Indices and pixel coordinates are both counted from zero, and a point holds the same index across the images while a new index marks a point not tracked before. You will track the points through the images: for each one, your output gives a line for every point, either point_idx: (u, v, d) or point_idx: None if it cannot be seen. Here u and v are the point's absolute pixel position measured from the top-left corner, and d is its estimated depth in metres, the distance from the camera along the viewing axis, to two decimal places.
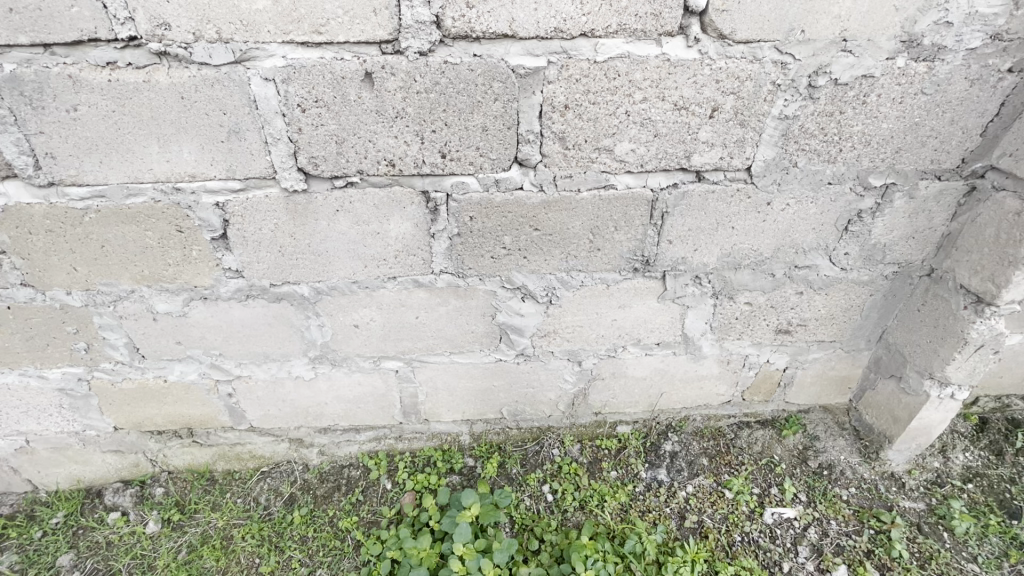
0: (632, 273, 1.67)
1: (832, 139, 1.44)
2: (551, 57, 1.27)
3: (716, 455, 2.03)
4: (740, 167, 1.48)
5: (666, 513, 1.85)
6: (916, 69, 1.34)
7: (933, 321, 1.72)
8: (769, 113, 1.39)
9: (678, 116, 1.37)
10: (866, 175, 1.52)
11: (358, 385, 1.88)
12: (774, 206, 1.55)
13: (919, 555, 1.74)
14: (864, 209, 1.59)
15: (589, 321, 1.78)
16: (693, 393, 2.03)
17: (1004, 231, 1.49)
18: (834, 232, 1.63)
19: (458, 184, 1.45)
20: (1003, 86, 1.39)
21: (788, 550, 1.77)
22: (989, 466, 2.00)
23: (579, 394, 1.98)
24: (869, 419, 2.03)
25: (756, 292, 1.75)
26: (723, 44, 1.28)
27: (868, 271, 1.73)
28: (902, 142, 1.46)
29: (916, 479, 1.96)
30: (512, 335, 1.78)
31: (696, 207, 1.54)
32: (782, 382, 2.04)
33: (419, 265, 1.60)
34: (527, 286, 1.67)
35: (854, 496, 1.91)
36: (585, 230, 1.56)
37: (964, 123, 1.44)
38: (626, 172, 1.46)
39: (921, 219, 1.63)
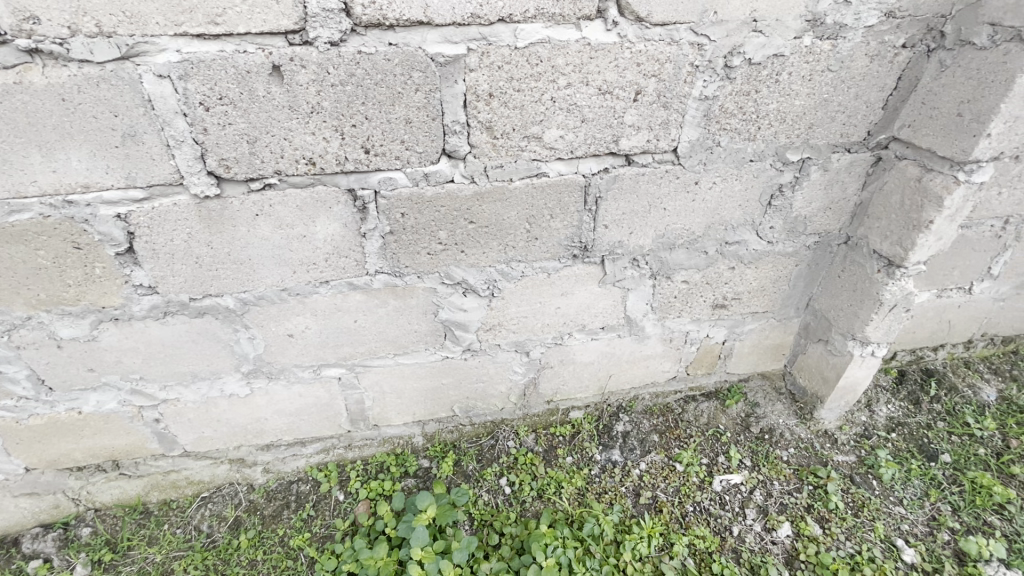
0: (572, 260, 1.67)
1: (750, 118, 1.49)
2: (470, 44, 1.24)
3: (665, 430, 2.09)
4: (667, 149, 1.50)
5: (621, 492, 1.89)
6: (821, 47, 1.40)
7: (852, 285, 1.83)
8: (690, 94, 1.42)
9: (604, 100, 1.37)
10: (784, 151, 1.58)
11: (300, 397, 1.79)
12: (702, 185, 1.60)
13: (853, 504, 1.87)
14: (784, 183, 1.66)
15: (533, 311, 1.77)
16: (640, 372, 2.08)
17: (908, 197, 1.59)
18: (759, 207, 1.70)
19: (386, 180, 1.39)
20: (899, 61, 1.48)
21: (737, 514, 1.84)
22: (909, 415, 2.18)
23: (530, 384, 1.98)
24: (802, 382, 2.14)
25: (691, 270, 1.80)
26: (641, 26, 1.29)
27: (792, 243, 1.82)
28: (814, 118, 1.53)
29: (847, 433, 2.09)
30: (457, 331, 1.75)
31: (628, 190, 1.55)
32: (722, 354, 2.12)
33: (352, 267, 1.53)
34: (468, 280, 1.64)
35: (794, 456, 2.01)
36: (521, 220, 1.54)
37: (867, 97, 1.53)
38: (557, 159, 1.46)
39: (835, 190, 1.72)
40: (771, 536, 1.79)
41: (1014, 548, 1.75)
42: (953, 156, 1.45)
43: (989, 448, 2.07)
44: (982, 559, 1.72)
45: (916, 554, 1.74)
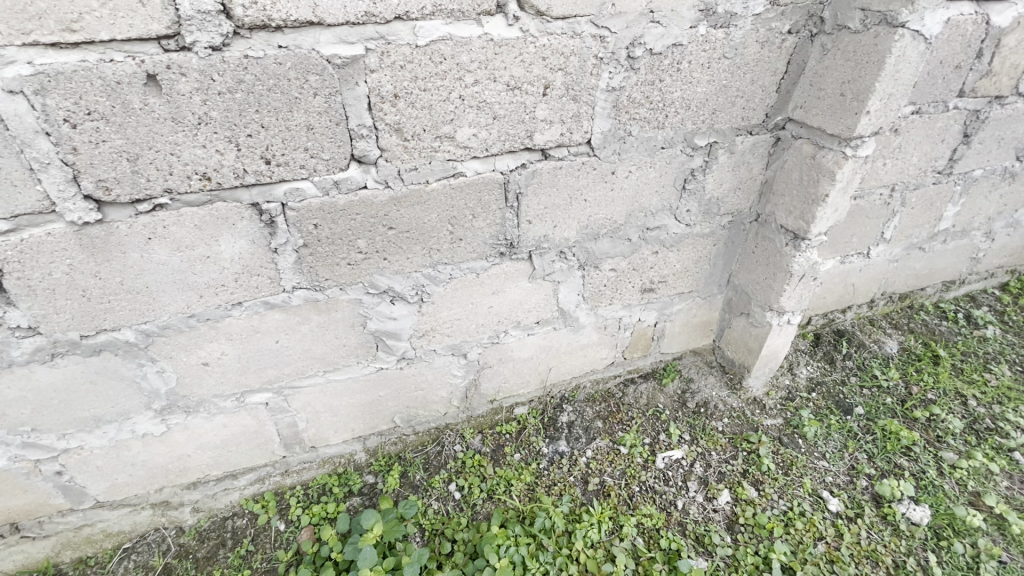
0: (499, 258, 1.66)
1: (657, 107, 1.54)
2: (367, 44, 1.18)
3: (608, 416, 2.14)
4: (581, 141, 1.52)
5: (570, 481, 1.91)
6: (716, 36, 1.46)
7: (765, 259, 1.94)
8: (597, 87, 1.44)
9: (513, 96, 1.36)
10: (692, 136, 1.64)
11: (224, 428, 1.68)
12: (619, 174, 1.63)
13: (783, 464, 1.99)
14: (696, 167, 1.73)
15: (465, 312, 1.75)
16: (579, 362, 2.11)
17: (806, 174, 1.70)
18: (675, 192, 1.76)
19: (293, 191, 1.32)
20: (787, 47, 1.57)
21: (680, 488, 1.92)
22: (825, 375, 2.35)
23: (471, 386, 1.96)
24: (730, 354, 2.26)
25: (617, 258, 1.84)
26: (543, 20, 1.28)
27: (708, 224, 1.90)
28: (716, 104, 1.60)
29: (773, 398, 2.23)
30: (389, 340, 1.70)
31: (548, 184, 1.56)
32: (655, 335, 2.19)
33: (267, 285, 1.44)
34: (394, 287, 1.59)
35: (728, 426, 2.12)
36: (443, 222, 1.51)
37: (762, 82, 1.61)
38: (472, 158, 1.43)
39: (742, 171, 1.81)
40: (712, 505, 1.87)
41: (921, 485, 1.93)
42: (840, 134, 1.56)
43: (894, 397, 2.27)
44: (895, 499, 1.88)
45: (840, 503, 1.87)
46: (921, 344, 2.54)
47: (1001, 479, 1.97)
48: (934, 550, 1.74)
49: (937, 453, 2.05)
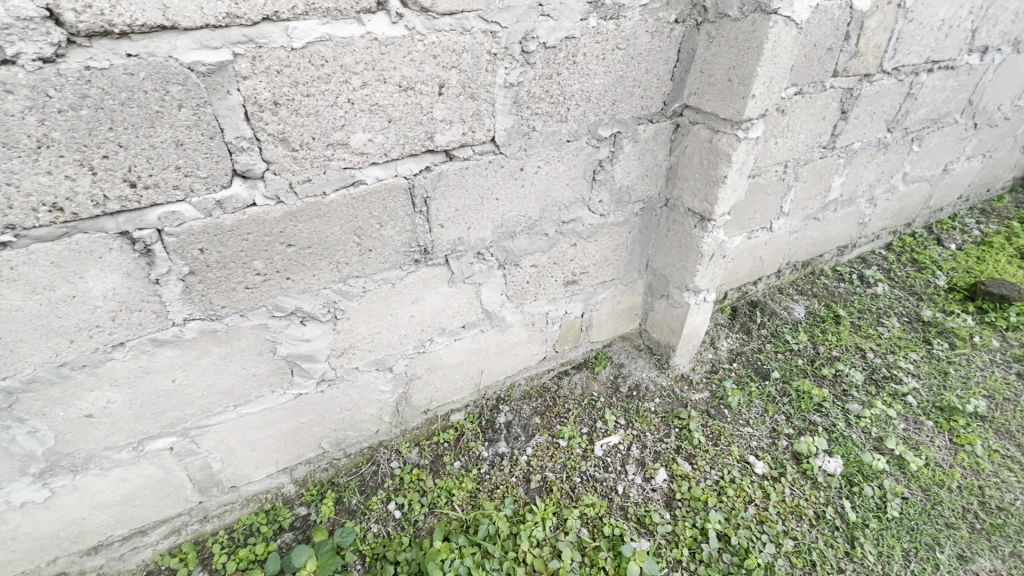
0: (414, 265, 1.60)
1: (558, 100, 1.53)
2: (235, 48, 1.08)
3: (545, 411, 2.14)
4: (484, 139, 1.48)
5: (512, 482, 1.89)
6: (607, 27, 1.47)
7: (678, 242, 2.01)
8: (494, 83, 1.41)
9: (406, 97, 1.30)
10: (595, 128, 1.66)
11: (124, 482, 1.50)
12: (528, 170, 1.61)
13: (712, 435, 2.08)
14: (603, 158, 1.75)
15: (386, 325, 1.67)
16: (511, 361, 2.09)
17: (705, 157, 1.77)
18: (586, 183, 1.77)
19: (168, 214, 1.19)
20: (676, 36, 1.61)
21: (620, 472, 1.95)
22: (743, 345, 2.49)
23: (401, 400, 1.89)
24: (655, 335, 2.32)
25: (537, 254, 1.84)
26: (428, 17, 1.23)
27: (622, 212, 1.94)
28: (615, 94, 1.62)
29: (699, 373, 2.33)
30: (304, 364, 1.59)
31: (455, 186, 1.51)
32: (583, 326, 2.21)
33: (152, 320, 1.30)
34: (303, 307, 1.49)
35: (660, 405, 2.19)
36: (347, 234, 1.43)
37: (656, 71, 1.65)
38: (371, 164, 1.36)
39: (648, 158, 1.85)
40: (651, 485, 1.92)
41: (832, 437, 2.09)
42: (731, 117, 1.63)
43: (804, 358, 2.45)
44: (812, 454, 2.02)
45: (765, 465, 1.98)
46: (824, 306, 2.75)
47: (898, 422, 2.17)
48: (848, 496, 1.89)
49: (844, 406, 2.22)
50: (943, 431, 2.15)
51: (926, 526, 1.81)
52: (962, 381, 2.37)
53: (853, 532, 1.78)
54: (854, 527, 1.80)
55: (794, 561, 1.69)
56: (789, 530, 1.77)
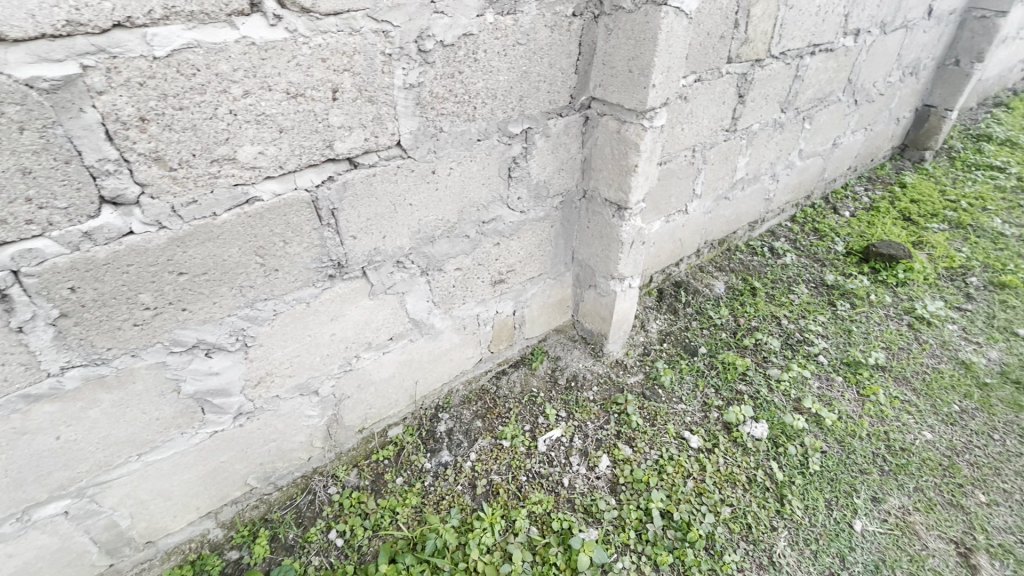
0: (329, 280, 1.51)
1: (463, 99, 1.50)
2: (83, 60, 0.96)
3: (486, 413, 2.12)
4: (389, 144, 1.42)
5: (458, 490, 1.86)
6: (504, 23, 1.45)
7: (598, 232, 2.04)
8: (393, 85, 1.34)
9: (297, 104, 1.22)
10: (505, 125, 1.64)
11: (10, 559, 1.31)
12: (440, 172, 1.57)
13: (649, 416, 2.14)
14: (516, 155, 1.74)
15: (304, 347, 1.57)
16: (446, 367, 2.05)
17: (615, 148, 1.80)
18: (502, 181, 1.76)
19: (24, 253, 1.04)
20: (575, 29, 1.62)
21: (565, 465, 1.97)
22: (672, 325, 2.59)
23: (331, 423, 1.79)
24: (587, 325, 2.36)
25: (460, 257, 1.80)
26: (311, 18, 1.15)
27: (542, 207, 1.94)
28: (521, 90, 1.61)
29: (632, 357, 2.40)
30: (216, 399, 1.47)
31: (364, 195, 1.44)
32: (516, 324, 2.20)
33: (21, 374, 1.14)
34: (206, 339, 1.37)
35: (598, 393, 2.23)
36: (248, 255, 1.32)
37: (560, 65, 1.66)
38: (266, 179, 1.26)
39: (562, 152, 1.86)
40: (595, 473, 1.94)
41: (757, 404, 2.22)
42: (635, 108, 1.67)
43: (727, 331, 2.58)
44: (741, 421, 2.13)
45: (699, 438, 2.07)
46: (741, 280, 2.92)
47: (813, 381, 2.34)
48: (775, 457, 2.01)
49: (765, 372, 2.37)
50: (851, 384, 2.34)
51: (844, 475, 1.96)
52: (863, 337, 2.60)
53: (782, 490, 1.89)
54: (782, 485, 1.92)
55: (732, 526, 1.78)
56: (725, 498, 1.86)
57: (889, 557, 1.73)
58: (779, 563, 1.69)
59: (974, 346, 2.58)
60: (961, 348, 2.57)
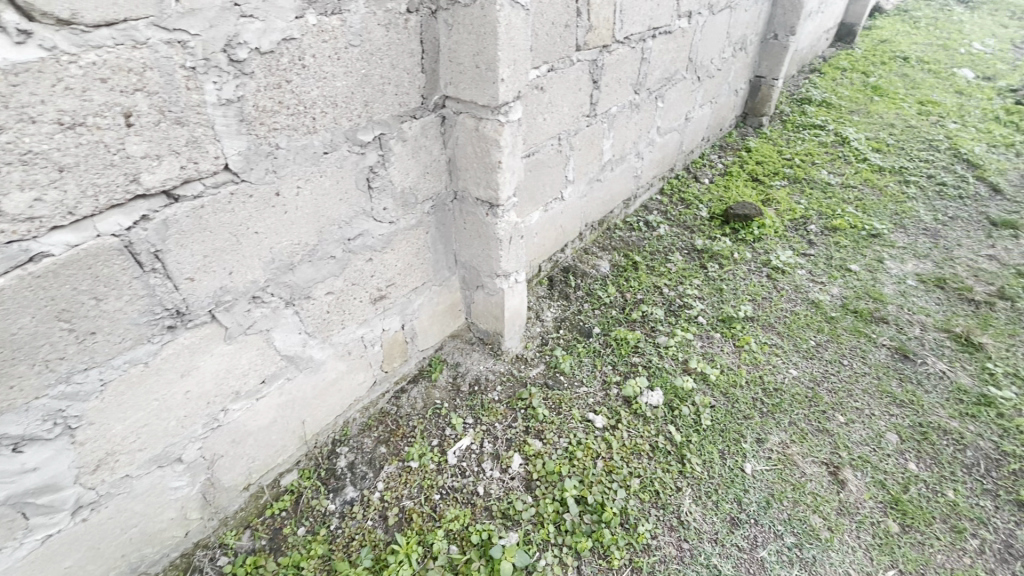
0: (169, 332, 1.31)
1: (298, 111, 1.36)
2: None
3: (389, 436, 2.01)
4: (215, 169, 1.25)
5: (368, 526, 1.74)
6: (330, 24, 1.32)
7: (475, 232, 1.99)
8: (206, 102, 1.18)
9: (78, 136, 1.01)
10: (354, 134, 1.52)
11: None
12: (286, 193, 1.42)
13: (554, 405, 2.17)
14: (373, 164, 1.62)
15: (153, 413, 1.36)
16: (337, 397, 1.90)
17: (477, 146, 1.76)
18: (362, 194, 1.64)
19: None
20: (413, 26, 1.54)
21: (478, 473, 1.92)
22: (565, 311, 2.65)
23: (207, 488, 1.58)
24: (482, 326, 2.32)
25: (330, 280, 1.66)
26: (74, 31, 0.96)
27: (412, 215, 1.85)
28: (364, 95, 1.50)
29: (531, 349, 2.41)
30: (41, 498, 1.21)
31: (194, 230, 1.26)
32: (407, 338, 2.10)
33: None
34: (9, 432, 1.12)
35: (503, 392, 2.21)
36: (48, 323, 1.10)
37: (404, 65, 1.57)
38: (54, 229, 1.04)
39: (423, 156, 1.78)
40: (509, 474, 1.92)
41: (651, 373, 2.34)
42: (488, 104, 1.63)
43: (617, 308, 2.69)
44: (638, 393, 2.23)
45: (603, 417, 2.13)
46: (623, 256, 3.06)
47: (696, 342, 2.52)
48: (672, 421, 2.13)
49: (655, 341, 2.50)
50: (728, 338, 2.56)
51: (731, 424, 2.13)
52: (733, 293, 2.85)
53: (682, 451, 2.01)
54: (681, 446, 2.03)
55: (642, 497, 1.85)
56: (633, 470, 1.93)
57: (776, 490, 1.92)
58: (687, 521, 1.80)
59: (820, 286, 2.94)
60: (810, 289, 2.92)
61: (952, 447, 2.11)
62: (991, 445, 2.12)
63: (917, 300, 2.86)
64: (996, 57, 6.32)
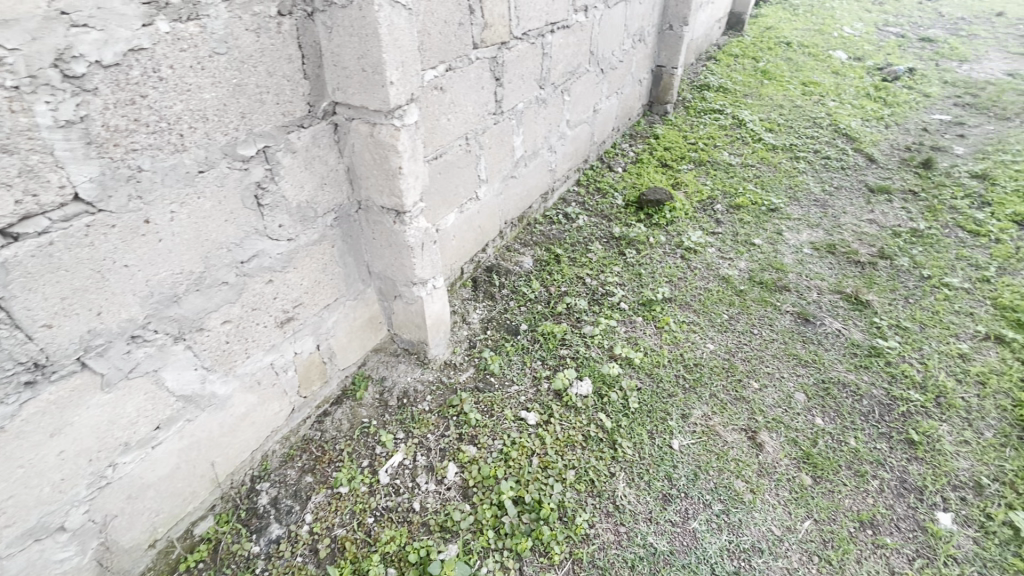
0: (28, 389, 1.15)
1: (160, 128, 1.23)
2: None
3: (315, 464, 1.90)
4: (62, 200, 1.11)
5: (298, 563, 1.63)
6: (187, 31, 1.21)
7: (385, 242, 1.92)
8: (40, 126, 1.04)
9: None
10: (233, 149, 1.41)
11: None
12: (158, 219, 1.29)
13: (486, 408, 2.14)
14: (261, 179, 1.51)
15: (19, 482, 1.19)
16: (250, 431, 1.77)
17: (374, 153, 1.69)
18: (252, 212, 1.52)
19: None
20: (288, 30, 1.44)
21: (412, 489, 1.86)
22: (491, 311, 2.63)
23: (102, 554, 1.42)
24: (405, 336, 2.25)
25: (225, 307, 1.54)
26: None
27: (314, 230, 1.75)
28: (240, 106, 1.39)
29: (459, 354, 2.37)
30: None
31: (44, 270, 1.11)
32: (324, 358, 2.00)
33: None
34: None
35: (433, 402, 2.16)
36: None
37: (283, 72, 1.47)
38: None
39: (318, 166, 1.68)
40: (444, 485, 1.88)
41: (579, 363, 2.37)
42: (380, 108, 1.57)
43: (542, 302, 2.71)
44: (568, 385, 2.26)
45: (536, 413, 2.13)
46: (545, 250, 3.09)
47: (619, 327, 2.59)
48: (602, 408, 2.18)
49: (581, 332, 2.54)
50: (649, 321, 2.65)
51: (657, 404, 2.21)
52: (651, 276, 2.95)
53: (613, 437, 2.06)
54: (612, 432, 2.08)
55: (578, 488, 1.88)
56: (568, 463, 1.96)
57: (702, 462, 2.01)
58: (622, 505, 1.84)
59: (729, 261, 3.13)
60: (720, 265, 3.09)
61: (851, 398, 2.32)
62: (883, 392, 2.34)
63: (813, 266, 3.11)
64: (863, 39, 6.99)
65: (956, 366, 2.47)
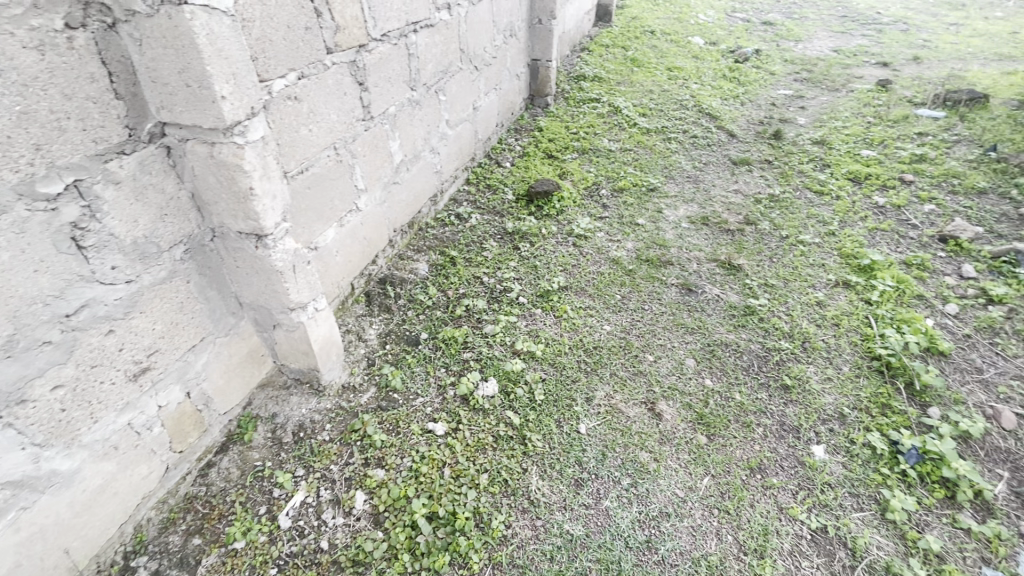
0: None
1: None
2: None
3: (202, 523, 1.71)
4: None
5: None
6: None
7: (251, 270, 1.76)
8: None
9: None
10: (31, 187, 1.21)
11: None
12: None
13: (391, 427, 2.06)
14: (77, 219, 1.32)
15: None
16: (113, 504, 1.55)
17: (218, 175, 1.54)
18: (72, 257, 1.32)
19: None
20: (86, 45, 1.26)
21: (319, 527, 1.74)
22: (388, 324, 2.54)
23: None
24: (294, 366, 2.10)
25: (53, 370, 1.33)
26: None
27: (160, 267, 1.56)
28: (32, 137, 1.19)
29: (357, 375, 2.26)
30: None
31: None
32: (198, 406, 1.80)
33: None
34: None
35: (333, 430, 2.03)
36: None
37: (86, 94, 1.28)
38: None
39: (152, 196, 1.50)
40: (353, 515, 1.78)
41: (483, 364, 2.36)
42: (215, 126, 1.43)
43: (441, 307, 2.66)
44: (474, 388, 2.24)
45: (443, 423, 2.09)
46: (440, 254, 3.04)
47: (520, 322, 2.61)
48: (509, 405, 2.18)
49: (482, 332, 2.53)
50: (548, 312, 2.70)
51: (562, 392, 2.26)
52: (546, 267, 3.01)
53: (522, 433, 2.07)
54: (521, 428, 2.09)
55: (492, 490, 1.87)
56: (480, 467, 1.94)
57: (609, 440, 2.09)
58: (537, 499, 1.86)
59: (617, 243, 3.27)
60: (609, 248, 3.22)
61: (733, 356, 2.53)
62: (759, 346, 2.58)
63: (691, 239, 3.35)
64: (716, 25, 7.64)
65: (815, 313, 2.78)
